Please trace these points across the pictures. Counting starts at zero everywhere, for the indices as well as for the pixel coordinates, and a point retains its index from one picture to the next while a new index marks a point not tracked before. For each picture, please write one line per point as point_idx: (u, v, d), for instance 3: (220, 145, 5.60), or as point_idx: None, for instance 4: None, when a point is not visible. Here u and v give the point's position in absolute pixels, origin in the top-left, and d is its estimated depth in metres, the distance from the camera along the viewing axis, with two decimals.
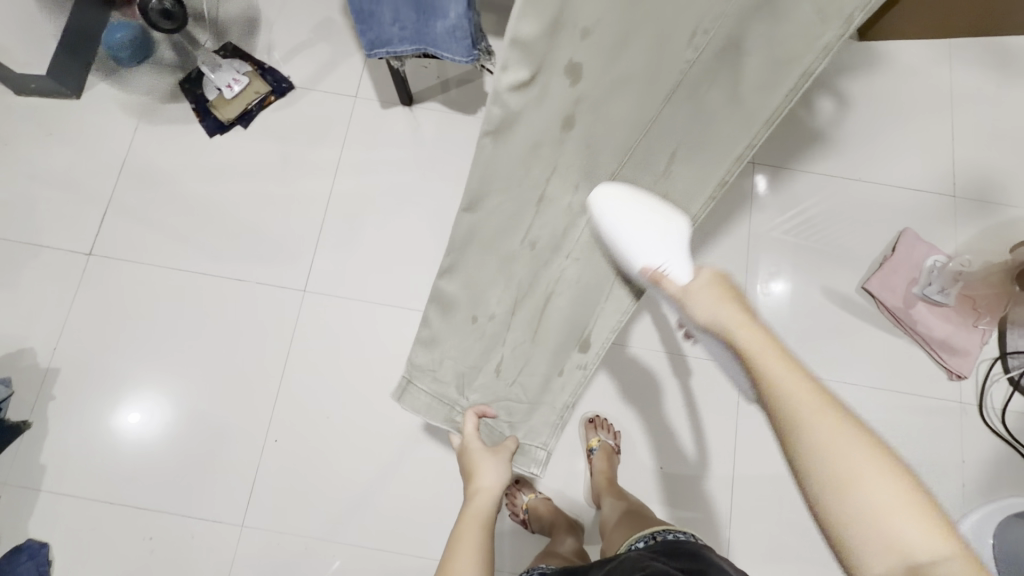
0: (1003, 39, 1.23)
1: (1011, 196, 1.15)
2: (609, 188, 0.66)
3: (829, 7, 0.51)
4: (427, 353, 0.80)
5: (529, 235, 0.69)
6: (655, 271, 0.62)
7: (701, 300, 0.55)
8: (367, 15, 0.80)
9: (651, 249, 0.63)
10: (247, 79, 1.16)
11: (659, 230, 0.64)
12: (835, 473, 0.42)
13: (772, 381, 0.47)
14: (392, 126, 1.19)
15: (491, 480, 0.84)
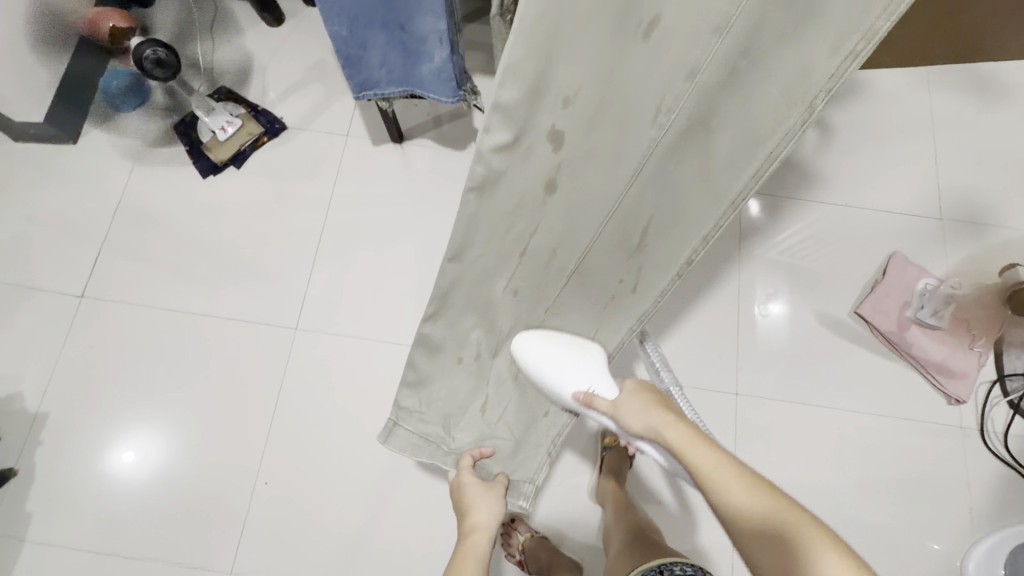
0: (978, 66, 1.26)
1: (998, 217, 1.16)
2: (530, 336, 0.78)
3: (795, 90, 0.43)
4: (416, 396, 0.86)
5: (510, 285, 0.71)
6: (585, 395, 0.76)
7: (634, 414, 0.72)
8: (354, 60, 0.82)
9: (576, 378, 0.77)
10: (240, 121, 1.19)
11: (579, 361, 0.78)
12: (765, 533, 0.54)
13: (695, 461, 0.63)
14: (384, 162, 1.21)
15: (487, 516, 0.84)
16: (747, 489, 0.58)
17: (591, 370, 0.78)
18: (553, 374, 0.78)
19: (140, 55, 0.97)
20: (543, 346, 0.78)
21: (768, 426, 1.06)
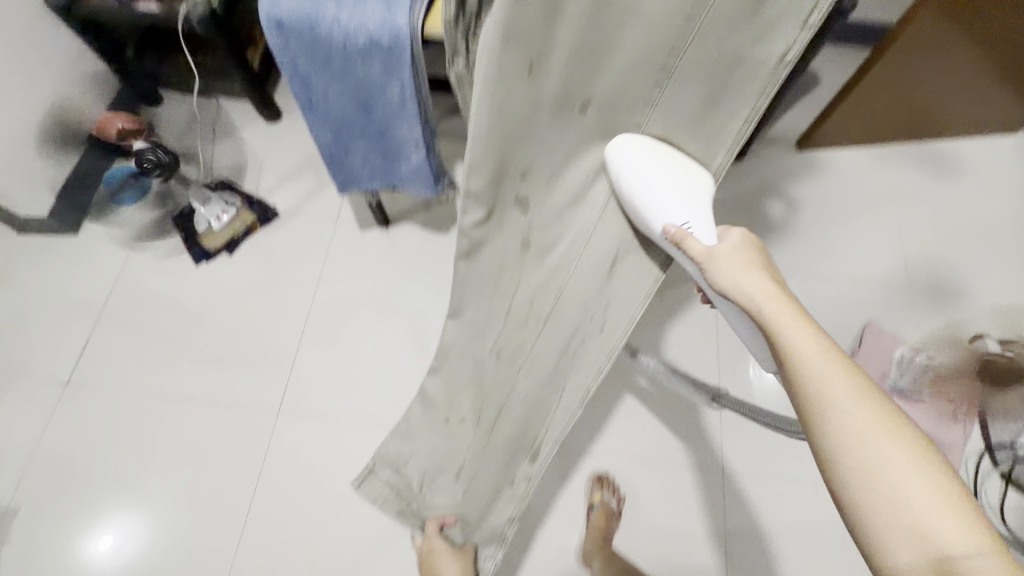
0: (928, 144, 1.35)
1: (964, 286, 1.20)
2: (627, 140, 0.61)
3: (709, 138, 0.60)
4: (404, 445, 1.00)
5: (495, 344, 0.85)
6: (678, 231, 0.58)
7: (731, 274, 0.53)
8: (338, 162, 0.89)
9: (673, 206, 0.59)
10: (235, 210, 1.25)
11: (671, 190, 0.59)
12: (865, 455, 0.40)
13: (799, 354, 0.45)
14: (372, 244, 1.26)
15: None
16: (867, 398, 0.42)
17: (690, 204, 0.59)
18: (637, 195, 0.61)
19: (140, 157, 1.04)
20: (637, 150, 0.61)
21: (757, 505, 1.03)
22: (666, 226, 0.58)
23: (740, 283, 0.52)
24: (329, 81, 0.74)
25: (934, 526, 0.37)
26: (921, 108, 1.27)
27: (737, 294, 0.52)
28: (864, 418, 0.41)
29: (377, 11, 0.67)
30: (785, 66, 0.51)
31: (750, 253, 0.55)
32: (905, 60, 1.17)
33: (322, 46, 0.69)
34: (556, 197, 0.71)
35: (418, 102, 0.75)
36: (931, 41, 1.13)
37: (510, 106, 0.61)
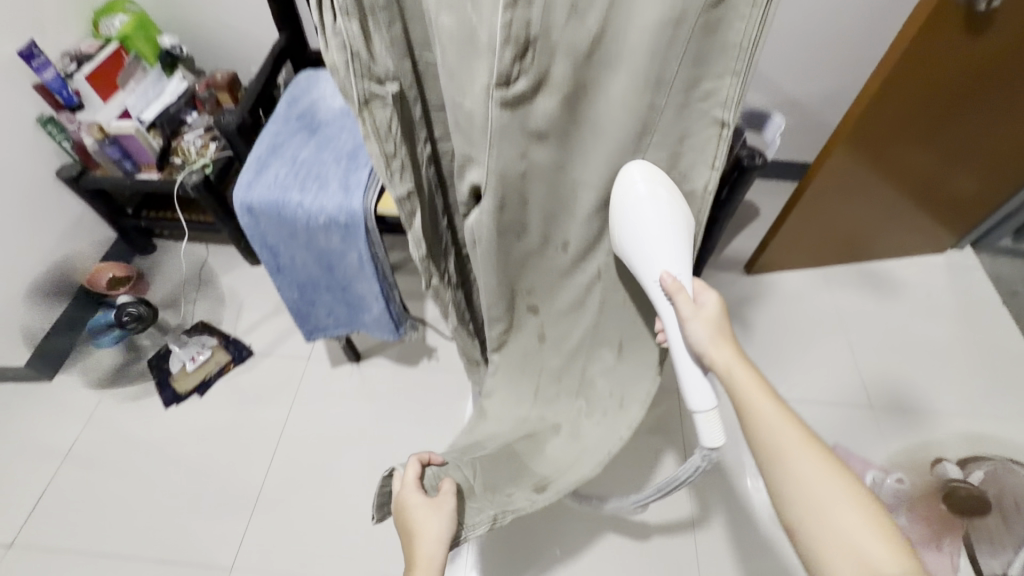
0: (866, 265, 1.46)
1: (923, 404, 1.22)
2: (641, 171, 0.56)
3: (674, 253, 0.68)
4: None
5: (534, 410, 0.86)
6: (673, 281, 0.58)
7: (708, 341, 0.58)
8: (304, 314, 0.95)
9: (670, 256, 0.58)
10: (210, 351, 1.29)
11: (676, 224, 0.57)
12: (818, 504, 0.50)
13: (763, 423, 0.54)
14: (342, 380, 1.29)
15: (433, 550, 0.68)
16: (817, 454, 0.52)
17: (682, 248, 0.58)
18: (642, 237, 0.58)
19: (122, 310, 1.12)
20: (645, 174, 0.56)
21: None
22: (664, 275, 0.58)
23: (721, 353, 0.58)
24: (297, 249, 0.82)
25: (872, 556, 0.47)
26: (850, 237, 1.36)
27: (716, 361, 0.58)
28: (815, 471, 0.51)
29: (336, 195, 0.76)
30: (710, 195, 0.59)
31: (722, 315, 0.60)
32: (831, 198, 1.23)
33: (288, 223, 0.78)
34: (555, 308, 0.77)
35: (375, 262, 0.83)
36: (849, 183, 1.19)
37: (504, 274, 0.72)
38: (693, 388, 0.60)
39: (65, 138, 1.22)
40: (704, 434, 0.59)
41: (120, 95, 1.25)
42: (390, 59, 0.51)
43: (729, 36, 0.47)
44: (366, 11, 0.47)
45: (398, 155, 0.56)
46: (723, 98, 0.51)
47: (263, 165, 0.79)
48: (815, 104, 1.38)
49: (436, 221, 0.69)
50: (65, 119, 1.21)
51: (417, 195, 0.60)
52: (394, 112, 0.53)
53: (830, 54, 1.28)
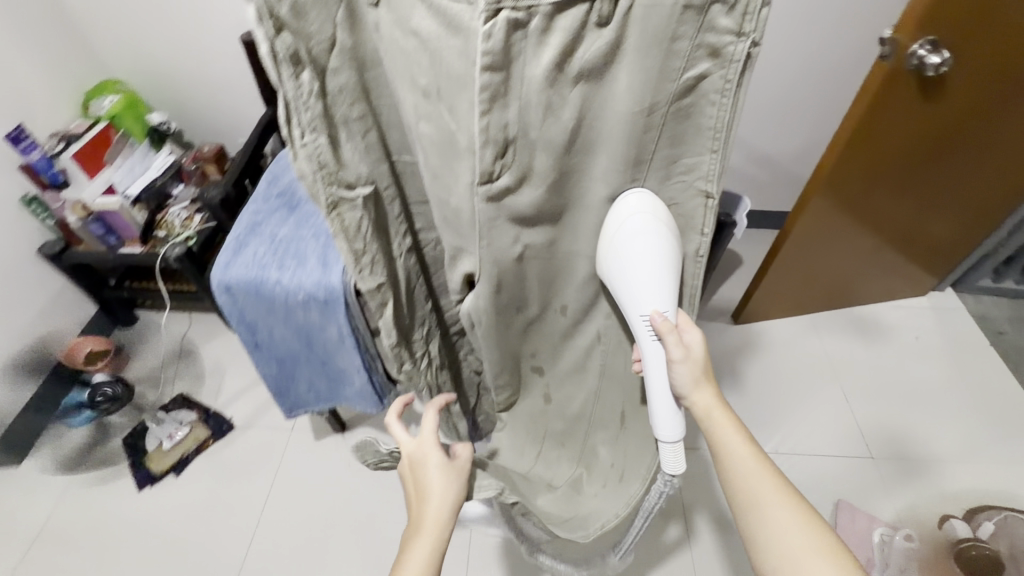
0: (854, 311, 1.46)
1: (925, 455, 1.19)
2: (638, 202, 0.53)
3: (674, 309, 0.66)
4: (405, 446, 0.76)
5: (535, 470, 0.81)
6: (662, 322, 0.56)
7: (691, 382, 0.59)
8: (284, 388, 0.93)
9: (659, 293, 0.55)
10: (189, 427, 1.25)
11: (666, 262, 0.54)
12: (794, 555, 0.51)
13: (741, 470, 0.56)
14: (326, 452, 1.23)
15: (442, 512, 0.59)
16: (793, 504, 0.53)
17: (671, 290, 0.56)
18: (629, 276, 0.55)
19: (96, 387, 1.14)
20: (640, 205, 0.53)
21: None
22: (654, 315, 0.55)
23: (704, 396, 0.59)
24: (276, 324, 0.81)
25: None
26: (836, 284, 1.38)
27: (698, 405, 0.59)
28: (791, 521, 0.52)
29: (315, 271, 0.76)
30: (704, 260, 0.59)
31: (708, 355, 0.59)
32: (811, 247, 1.24)
33: (266, 300, 0.77)
34: (559, 368, 0.78)
35: (356, 336, 0.81)
36: (829, 229, 1.19)
37: (501, 351, 0.73)
38: (664, 422, 0.60)
39: (48, 216, 1.23)
40: (667, 461, 0.62)
41: (107, 171, 1.26)
42: (363, 165, 0.55)
43: (702, 120, 0.49)
44: (337, 124, 0.51)
45: (368, 251, 0.58)
46: (704, 172, 0.52)
47: (242, 243, 0.79)
48: (788, 158, 1.43)
49: (416, 305, 0.71)
50: (50, 198, 1.21)
51: (389, 285, 0.63)
52: (366, 211, 0.57)
53: (800, 113, 1.33)
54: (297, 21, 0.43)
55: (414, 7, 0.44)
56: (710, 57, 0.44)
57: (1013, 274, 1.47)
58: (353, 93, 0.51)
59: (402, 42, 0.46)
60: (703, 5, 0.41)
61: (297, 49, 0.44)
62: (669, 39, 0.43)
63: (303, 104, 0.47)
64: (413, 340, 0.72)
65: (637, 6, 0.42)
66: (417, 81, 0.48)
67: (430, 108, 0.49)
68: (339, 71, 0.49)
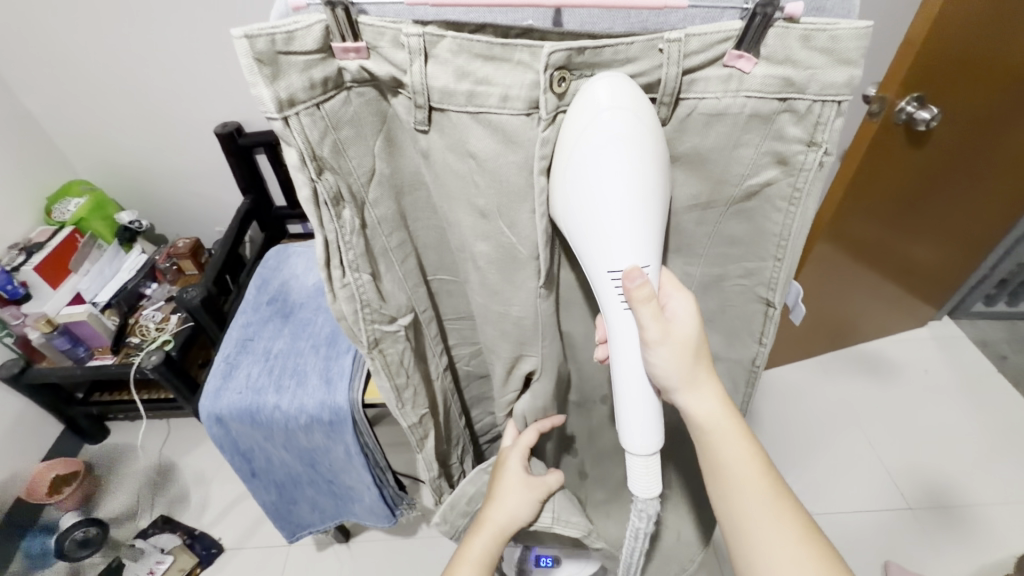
0: (863, 349, 1.44)
1: (963, 500, 1.15)
2: (606, 92, 0.36)
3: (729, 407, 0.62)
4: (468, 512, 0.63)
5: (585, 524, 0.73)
6: (638, 286, 0.40)
7: (679, 370, 0.45)
8: (285, 512, 0.83)
9: (632, 238, 0.39)
10: (171, 556, 1.10)
11: (649, 194, 0.38)
12: None
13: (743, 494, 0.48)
14: (329, 567, 1.11)
15: (504, 524, 0.57)
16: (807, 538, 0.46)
17: (655, 240, 0.40)
18: (592, 211, 0.38)
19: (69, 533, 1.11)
20: (617, 99, 0.36)
21: None
22: (630, 272, 0.40)
23: (695, 396, 0.47)
24: (273, 450, 0.72)
25: None
26: (845, 320, 1.34)
27: (691, 407, 0.48)
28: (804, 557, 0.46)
29: (317, 391, 0.69)
30: (759, 367, 0.57)
31: (700, 334, 0.46)
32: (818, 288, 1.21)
33: (263, 428, 0.69)
34: (598, 445, 0.73)
35: (367, 453, 0.72)
36: (835, 270, 1.17)
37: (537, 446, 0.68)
38: (646, 426, 0.47)
39: (8, 334, 1.12)
40: (638, 481, 0.48)
41: (73, 278, 1.18)
42: (402, 294, 0.49)
43: (767, 226, 0.47)
44: (376, 257, 0.46)
45: (409, 382, 0.53)
46: (767, 279, 0.50)
47: (233, 365, 0.72)
48: None
49: (451, 425, 0.64)
50: (10, 314, 1.10)
51: (430, 415, 0.57)
52: (406, 341, 0.51)
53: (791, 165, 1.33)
54: (336, 160, 0.39)
55: (471, 127, 0.39)
56: (778, 165, 0.43)
57: (1005, 297, 1.49)
58: (392, 223, 0.46)
59: (456, 165, 0.41)
60: (770, 113, 0.40)
61: (337, 188, 0.40)
62: (732, 146, 0.42)
63: (344, 242, 0.42)
64: (449, 464, 0.67)
65: (699, 113, 0.40)
66: (473, 202, 0.43)
67: (489, 228, 0.44)
68: (378, 202, 0.44)
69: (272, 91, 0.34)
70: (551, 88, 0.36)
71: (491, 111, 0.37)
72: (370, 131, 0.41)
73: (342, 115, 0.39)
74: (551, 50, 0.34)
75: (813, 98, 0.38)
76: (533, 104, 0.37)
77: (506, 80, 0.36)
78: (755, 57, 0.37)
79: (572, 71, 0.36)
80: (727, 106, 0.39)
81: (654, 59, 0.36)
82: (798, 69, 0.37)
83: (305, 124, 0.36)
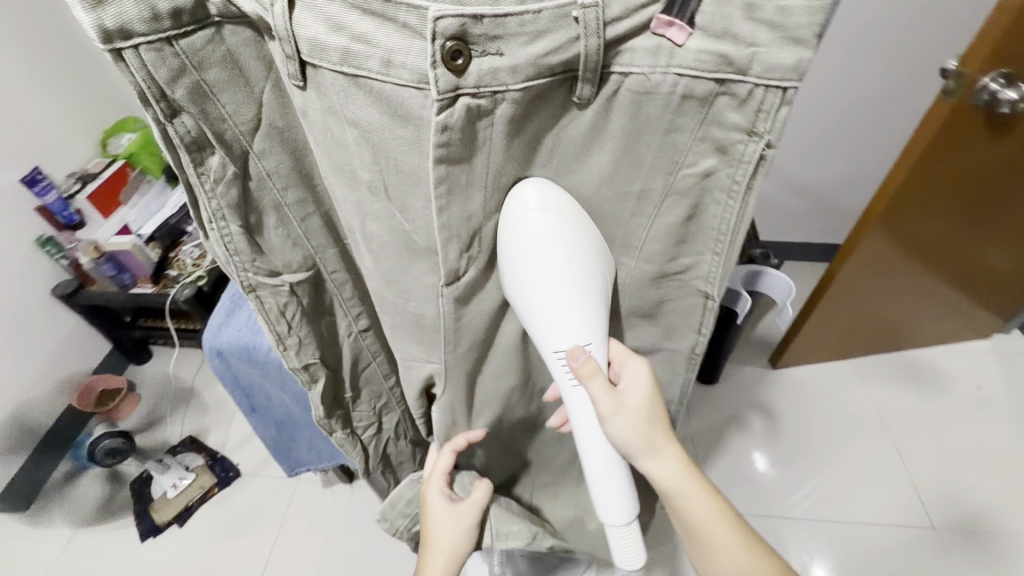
0: (906, 357, 1.32)
1: (996, 527, 1.06)
2: (531, 195, 0.41)
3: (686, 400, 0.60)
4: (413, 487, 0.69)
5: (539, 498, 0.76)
6: (584, 363, 0.42)
7: (634, 438, 0.46)
8: (287, 450, 0.87)
9: (573, 320, 0.42)
10: (194, 473, 1.20)
11: (572, 269, 0.41)
12: None
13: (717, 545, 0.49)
14: (333, 504, 1.17)
15: (441, 562, 0.61)
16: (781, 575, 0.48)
17: (592, 310, 0.43)
18: (539, 306, 0.42)
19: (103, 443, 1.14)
20: (541, 200, 0.41)
21: None
22: (574, 352, 0.42)
23: (658, 461, 0.47)
24: (275, 390, 0.75)
25: None
26: (885, 324, 1.22)
27: (652, 471, 0.48)
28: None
29: None
30: (698, 356, 0.54)
31: (654, 398, 0.47)
32: (861, 285, 1.10)
33: (260, 366, 0.71)
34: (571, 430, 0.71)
35: None
36: (880, 267, 1.06)
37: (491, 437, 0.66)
38: (609, 501, 0.46)
39: (62, 257, 1.20)
40: (618, 553, 0.47)
41: (121, 211, 1.24)
42: (294, 253, 0.48)
43: (706, 219, 0.43)
44: (264, 209, 0.45)
45: (294, 333, 0.53)
46: (705, 273, 0.47)
47: (238, 304, 0.75)
48: (831, 188, 1.29)
49: (370, 382, 0.65)
50: (65, 239, 1.20)
51: (319, 366, 0.57)
52: (292, 296, 0.51)
53: (831, 149, 1.22)
54: (199, 103, 0.37)
55: (352, 92, 0.37)
56: (717, 153, 0.39)
57: None
58: (286, 177, 0.44)
59: (337, 131, 0.40)
60: (706, 95, 0.36)
61: (201, 132, 0.38)
62: (665, 128, 0.38)
63: (207, 191, 0.40)
64: (355, 410, 0.67)
65: (626, 90, 0.37)
66: (359, 176, 0.42)
67: (377, 207, 0.43)
68: (265, 155, 0.42)
69: (93, 17, 0.30)
70: (443, 62, 0.33)
71: (373, 77, 0.35)
72: (252, 76, 0.39)
73: (207, 55, 0.36)
74: (438, 16, 0.32)
75: (755, 82, 0.35)
76: (422, 78, 0.35)
77: (390, 42, 0.34)
78: (688, 25, 0.34)
79: (471, 47, 0.33)
80: (657, 83, 0.36)
81: (570, 30, 0.33)
82: (738, 45, 0.34)
83: (148, 60, 0.33)
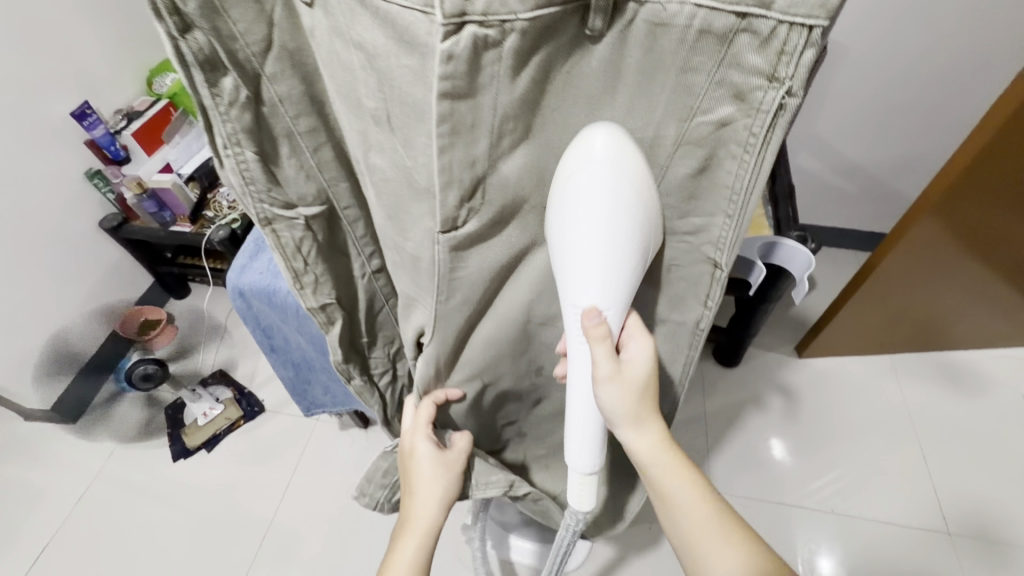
0: (946, 359, 1.25)
1: (1014, 539, 1.02)
2: (599, 139, 0.38)
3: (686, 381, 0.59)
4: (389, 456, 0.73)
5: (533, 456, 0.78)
6: (592, 325, 0.45)
7: (621, 405, 0.49)
8: (303, 391, 0.92)
9: (593, 280, 0.43)
10: (222, 406, 1.27)
11: (619, 224, 0.40)
12: None
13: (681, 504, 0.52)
14: (348, 445, 1.23)
15: (429, 510, 0.62)
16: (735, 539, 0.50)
17: (622, 273, 0.43)
18: (566, 256, 0.43)
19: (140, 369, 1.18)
20: (612, 146, 0.38)
21: None
22: (588, 311, 0.44)
23: (637, 431, 0.52)
24: (291, 332, 0.78)
25: None
26: (929, 320, 1.16)
27: (630, 439, 0.52)
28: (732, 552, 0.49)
29: None
30: (703, 331, 0.52)
31: (651, 375, 0.50)
32: (905, 281, 1.05)
33: (279, 308, 0.73)
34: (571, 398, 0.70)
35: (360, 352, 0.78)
36: (930, 263, 1.00)
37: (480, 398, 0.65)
38: (575, 451, 0.53)
39: (109, 190, 1.25)
40: (573, 492, 0.55)
41: (165, 150, 1.27)
42: (307, 185, 0.48)
43: (719, 176, 0.41)
44: (277, 139, 0.44)
45: (309, 271, 0.53)
46: (714, 238, 0.44)
47: (260, 247, 0.76)
48: (883, 168, 1.20)
49: (383, 328, 0.66)
50: (111, 173, 1.23)
51: (336, 306, 0.58)
52: (308, 232, 0.51)
53: (886, 125, 1.13)
54: (210, 19, 0.36)
55: (359, 15, 0.35)
56: (734, 100, 0.36)
57: None
58: (299, 105, 0.43)
59: (342, 54, 0.38)
60: (725, 32, 0.33)
61: (212, 51, 0.38)
62: (680, 67, 0.35)
63: (221, 113, 0.40)
64: (370, 355, 0.68)
65: (642, 20, 0.34)
66: (363, 103, 0.40)
67: (382, 136, 0.42)
68: (277, 78, 0.41)
69: None
70: None
71: None
72: None
73: None
74: None
75: (778, 18, 0.31)
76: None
77: None
78: None
79: None
80: (673, 14, 0.33)
81: None
82: None
83: None
